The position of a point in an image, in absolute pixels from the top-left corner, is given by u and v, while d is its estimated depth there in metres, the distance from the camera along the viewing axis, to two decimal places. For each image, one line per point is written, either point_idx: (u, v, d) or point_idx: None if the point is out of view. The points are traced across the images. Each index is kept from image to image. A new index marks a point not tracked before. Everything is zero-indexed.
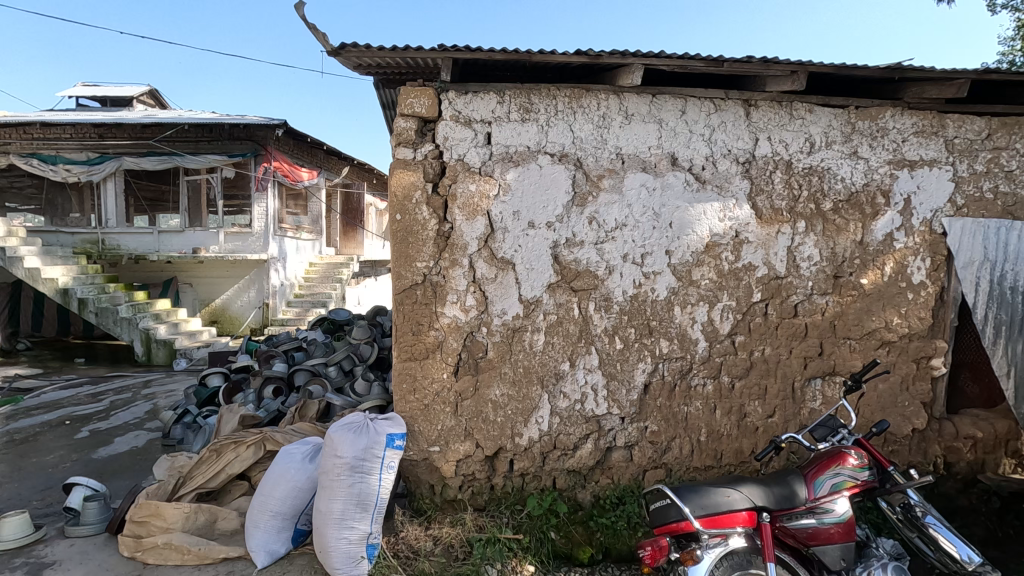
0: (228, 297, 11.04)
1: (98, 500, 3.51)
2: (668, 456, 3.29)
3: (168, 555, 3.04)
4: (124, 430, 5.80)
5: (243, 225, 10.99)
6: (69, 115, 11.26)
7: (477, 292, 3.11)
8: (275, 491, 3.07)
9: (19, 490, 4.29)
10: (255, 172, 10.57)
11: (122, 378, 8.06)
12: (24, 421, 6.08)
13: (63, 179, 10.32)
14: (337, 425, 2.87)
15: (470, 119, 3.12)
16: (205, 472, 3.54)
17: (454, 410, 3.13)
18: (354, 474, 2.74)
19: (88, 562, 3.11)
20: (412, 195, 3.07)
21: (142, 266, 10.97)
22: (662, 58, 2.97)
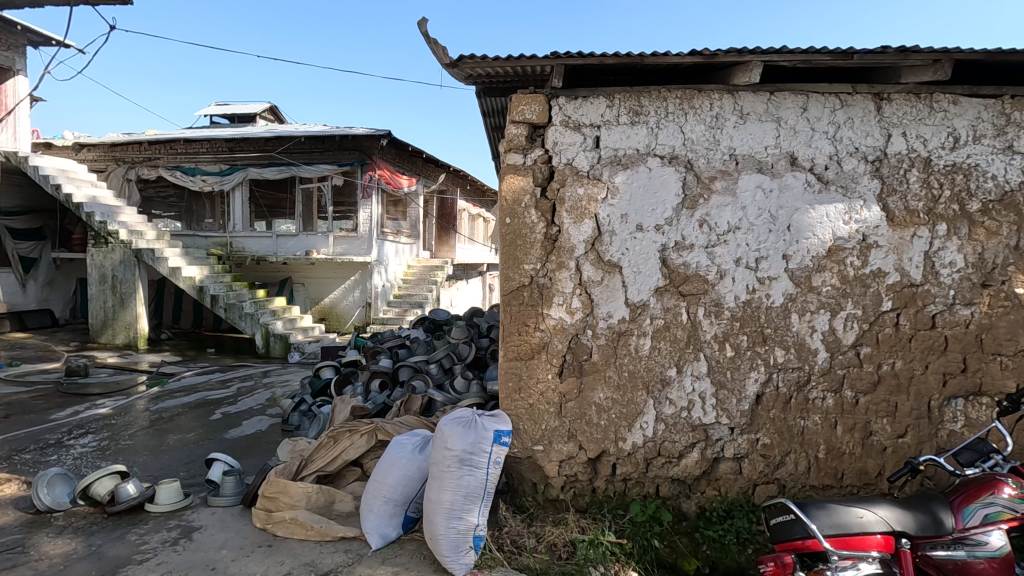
0: (335, 296, 11.87)
1: (234, 475, 3.93)
2: (781, 472, 3.13)
3: (295, 530, 3.33)
4: (250, 414, 6.43)
5: (349, 230, 11.79)
6: (204, 132, 12.65)
7: (583, 294, 3.13)
8: (387, 478, 3.26)
9: (168, 462, 4.89)
10: (361, 180, 11.35)
11: (246, 368, 8.92)
12: (169, 402, 6.90)
13: (200, 188, 11.62)
14: (448, 420, 3.01)
15: (580, 124, 3.15)
16: (325, 456, 3.84)
17: (558, 411, 3.17)
18: (463, 466, 2.86)
19: (228, 529, 3.48)
20: (521, 200, 3.15)
21: (262, 266, 12.08)
22: (784, 54, 2.84)
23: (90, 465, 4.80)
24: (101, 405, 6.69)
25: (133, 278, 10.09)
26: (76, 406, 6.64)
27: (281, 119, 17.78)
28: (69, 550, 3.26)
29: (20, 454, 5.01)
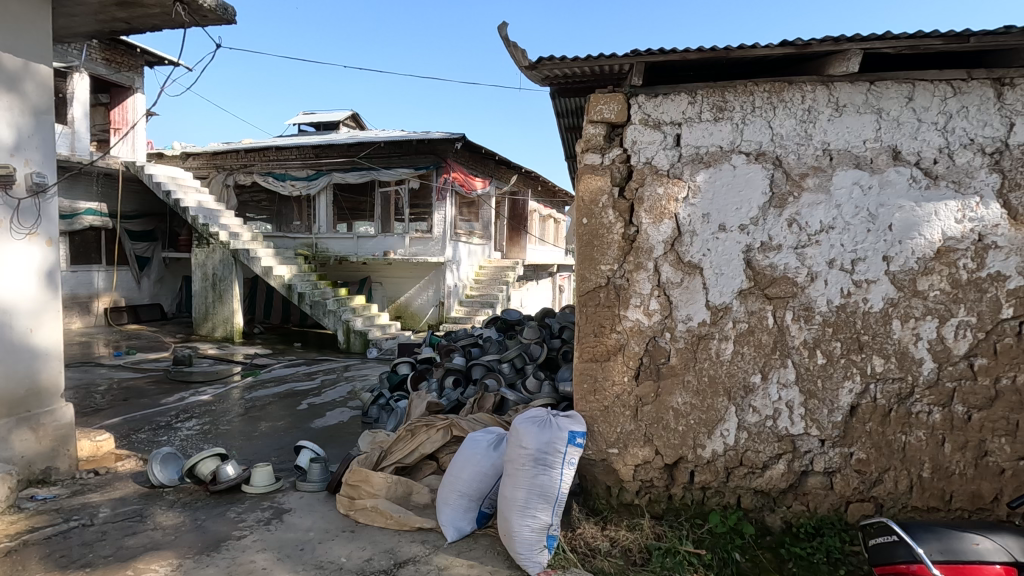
0: (411, 295, 12.28)
1: (320, 462, 4.17)
2: (877, 490, 2.92)
3: (375, 517, 3.49)
4: (333, 406, 6.79)
5: (425, 231, 12.18)
6: (294, 139, 13.50)
7: (661, 296, 3.06)
8: (463, 472, 3.34)
9: (261, 447, 5.26)
10: (437, 183, 11.70)
11: (329, 362, 9.43)
12: (261, 392, 7.43)
13: (288, 193, 12.42)
14: (523, 418, 3.05)
15: (660, 122, 3.09)
16: (403, 449, 3.99)
17: (634, 414, 3.11)
18: (537, 466, 2.89)
19: (315, 513, 3.70)
20: (599, 199, 3.13)
21: (344, 266, 12.72)
22: (887, 40, 2.65)
23: (195, 447, 5.25)
24: (203, 392, 7.31)
25: (230, 276, 10.94)
26: (183, 393, 7.29)
27: (362, 126, 18.65)
28: (178, 521, 3.59)
29: (137, 434, 5.58)
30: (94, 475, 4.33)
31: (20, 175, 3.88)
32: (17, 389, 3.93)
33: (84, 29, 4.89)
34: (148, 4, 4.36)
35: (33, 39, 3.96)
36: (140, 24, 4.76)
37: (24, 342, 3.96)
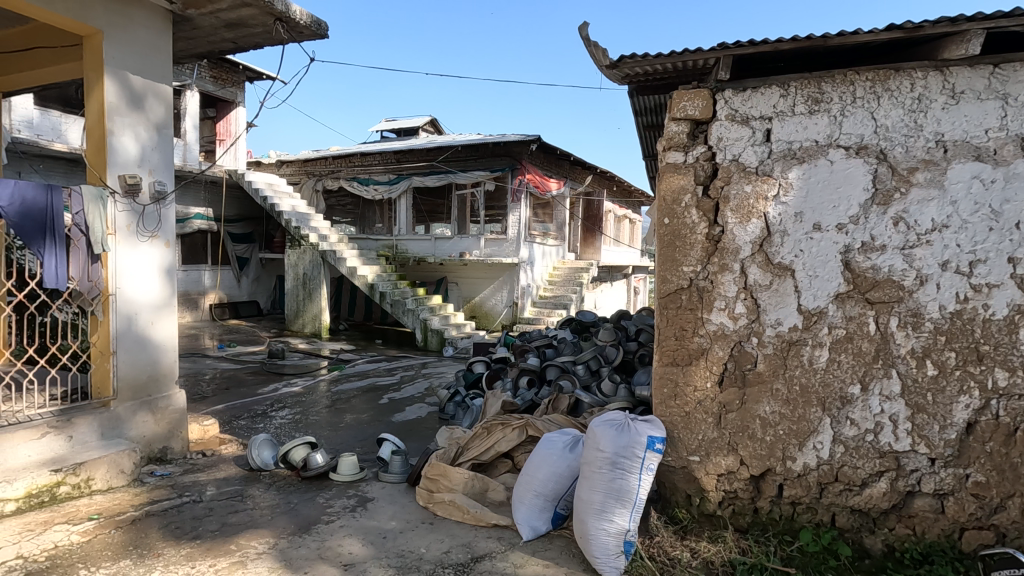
0: (485, 296, 12.47)
1: (401, 455, 4.34)
2: (998, 517, 2.63)
3: (453, 511, 3.59)
4: (411, 401, 7.05)
5: (499, 233, 12.35)
6: (377, 145, 14.13)
7: (748, 299, 2.93)
8: (538, 472, 3.36)
9: (346, 438, 5.56)
10: (512, 184, 11.84)
11: (408, 359, 9.79)
12: (346, 385, 7.85)
13: (371, 197, 12.93)
14: (599, 421, 3.02)
15: (747, 117, 2.95)
16: (479, 446, 4.07)
17: (717, 422, 2.99)
18: (614, 469, 2.85)
19: (396, 503, 3.85)
20: (681, 199, 3.04)
21: (422, 266, 13.16)
22: (1015, 18, 2.39)
23: (288, 435, 5.63)
24: (294, 384, 7.83)
25: (319, 276, 11.64)
26: (277, 383, 7.85)
27: (440, 130, 19.23)
28: (274, 503, 3.86)
29: (238, 420, 6.07)
30: (203, 456, 4.75)
31: (145, 184, 4.34)
32: (142, 376, 4.40)
33: (198, 51, 5.39)
34: (252, 24, 4.72)
35: (157, 62, 4.43)
36: (245, 43, 5.18)
37: (147, 333, 4.41)
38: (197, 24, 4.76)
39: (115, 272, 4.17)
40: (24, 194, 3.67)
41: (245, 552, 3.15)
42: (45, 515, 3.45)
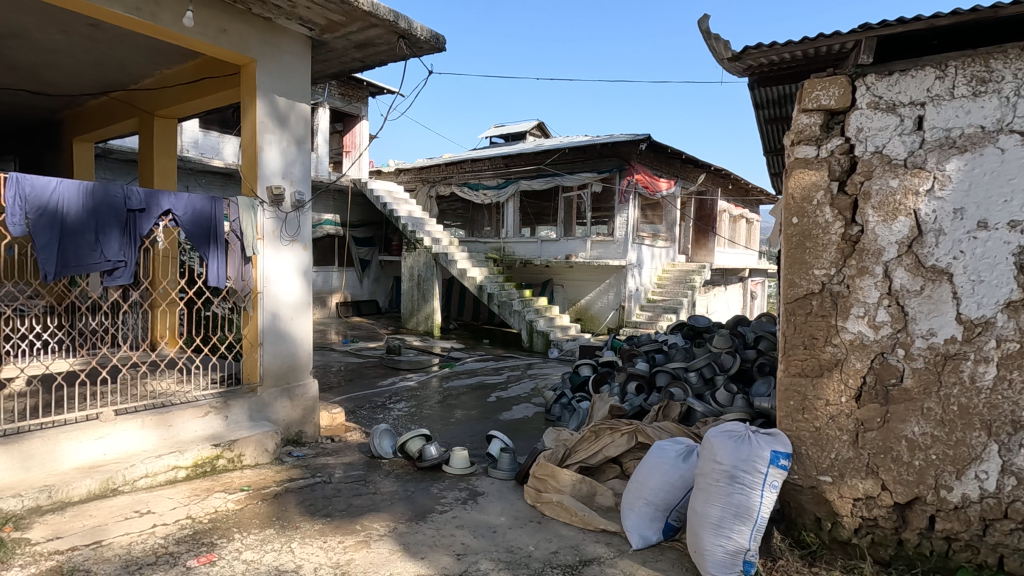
0: (591, 298, 12.37)
1: (509, 452, 4.44)
2: None
3: (561, 512, 3.61)
4: (518, 401, 7.20)
5: (607, 235, 12.21)
6: (486, 151, 14.48)
7: (893, 306, 2.67)
8: (649, 480, 3.27)
9: (457, 432, 5.80)
10: (620, 185, 11.64)
11: (514, 359, 9.99)
12: (456, 383, 8.19)
13: (481, 201, 13.47)
14: (718, 431, 2.87)
15: (895, 104, 2.70)
16: (587, 449, 4.05)
17: (853, 440, 2.74)
18: (733, 483, 2.69)
19: (505, 500, 3.95)
20: (813, 196, 2.85)
21: (528, 268, 13.36)
22: None
23: (405, 426, 5.99)
24: (410, 378, 8.32)
25: (432, 278, 12.26)
26: (394, 377, 8.40)
27: (547, 134, 19.42)
28: (393, 490, 4.13)
29: (361, 410, 6.57)
30: (331, 441, 5.20)
31: (287, 195, 4.84)
32: (283, 366, 4.91)
33: (332, 71, 5.92)
34: (379, 43, 5.08)
35: (300, 83, 4.94)
36: (372, 61, 5.58)
37: (287, 327, 4.91)
38: (332, 47, 5.23)
39: (263, 273, 4.70)
40: (194, 204, 4.27)
41: (369, 532, 3.41)
42: (207, 483, 3.97)
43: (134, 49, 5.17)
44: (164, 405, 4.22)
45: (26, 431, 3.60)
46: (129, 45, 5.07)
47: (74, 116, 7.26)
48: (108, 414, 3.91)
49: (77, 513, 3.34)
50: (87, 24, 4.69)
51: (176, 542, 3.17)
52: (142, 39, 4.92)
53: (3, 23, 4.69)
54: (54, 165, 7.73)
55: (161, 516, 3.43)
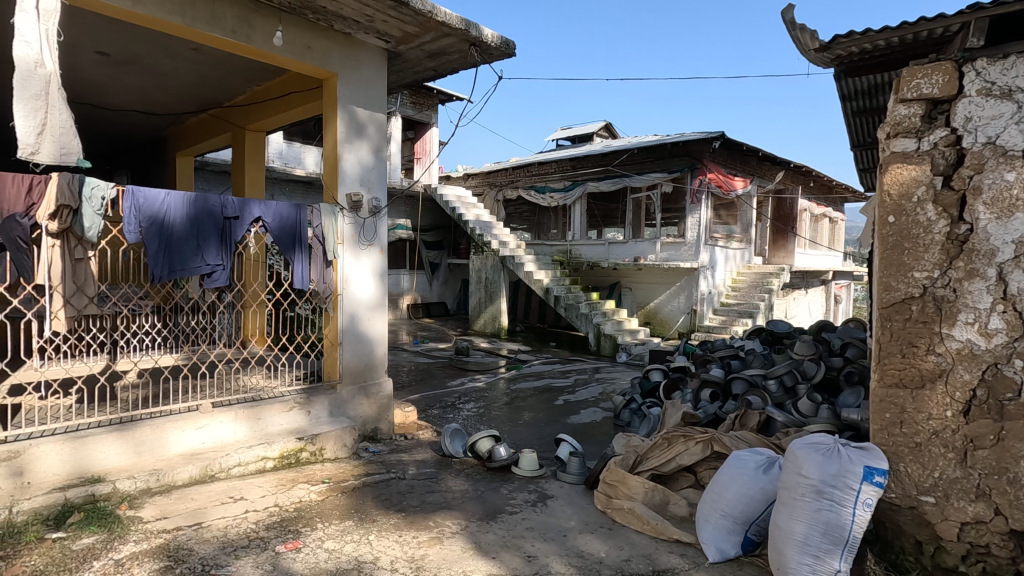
0: (660, 302, 12.05)
1: (579, 457, 4.41)
2: None
3: (632, 520, 3.54)
4: (586, 405, 7.13)
5: (677, 236, 11.87)
6: (553, 154, 14.45)
7: (1008, 312, 2.44)
8: (727, 491, 3.14)
9: (526, 434, 5.83)
10: (691, 185, 11.27)
11: (581, 362, 9.91)
12: (524, 385, 8.23)
13: (547, 204, 13.33)
14: (804, 443, 2.71)
15: (1011, 90, 2.47)
16: (660, 456, 3.94)
17: (961, 459, 2.52)
18: (822, 499, 2.54)
19: (574, 504, 3.93)
20: (913, 193, 2.65)
21: (596, 271, 13.22)
22: None
23: (474, 426, 6.10)
24: (478, 380, 8.44)
25: (499, 281, 12.41)
26: (463, 378, 8.56)
27: (614, 135, 19.15)
28: (464, 489, 4.20)
29: (432, 409, 6.75)
30: (404, 439, 5.37)
31: (365, 201, 5.06)
32: (360, 365, 5.12)
33: (406, 81, 6.13)
34: (451, 52, 5.21)
35: (378, 94, 5.16)
36: (444, 70, 5.73)
37: (364, 328, 5.13)
38: (406, 58, 5.42)
39: (343, 275, 4.93)
40: (281, 212, 4.56)
41: (441, 529, 3.49)
42: (292, 474, 4.21)
43: (230, 68, 5.60)
44: (254, 400, 4.52)
45: (138, 419, 3.96)
46: (226, 65, 5.49)
47: (177, 133, 7.94)
48: (207, 406, 4.24)
49: (180, 496, 3.64)
50: (190, 48, 5.12)
51: (266, 528, 3.39)
52: (236, 59, 5.32)
53: (121, 51, 5.21)
54: (161, 178, 8.48)
55: (252, 503, 3.68)
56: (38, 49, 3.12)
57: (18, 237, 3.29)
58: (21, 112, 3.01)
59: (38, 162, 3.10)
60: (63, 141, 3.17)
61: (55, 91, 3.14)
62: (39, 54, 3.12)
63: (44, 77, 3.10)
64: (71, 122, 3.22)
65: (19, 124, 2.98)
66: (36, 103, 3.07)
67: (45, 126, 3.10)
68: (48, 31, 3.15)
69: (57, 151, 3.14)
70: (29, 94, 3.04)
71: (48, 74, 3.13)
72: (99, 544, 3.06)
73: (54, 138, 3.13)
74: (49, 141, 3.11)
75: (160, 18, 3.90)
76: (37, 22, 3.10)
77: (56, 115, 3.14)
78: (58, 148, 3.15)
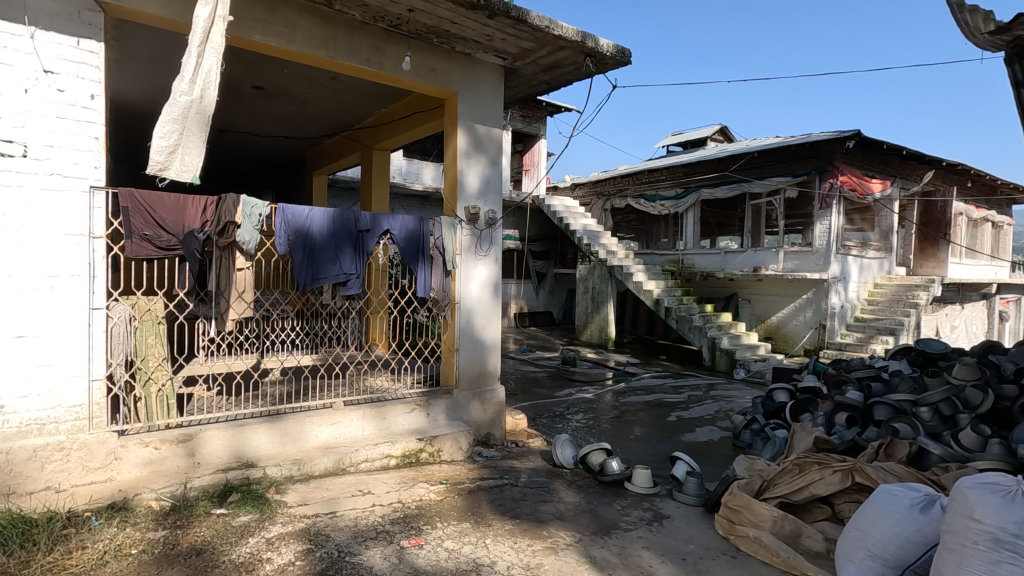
0: (784, 315, 11.17)
1: (697, 477, 4.20)
2: None
3: (759, 550, 3.29)
4: (701, 422, 6.78)
5: (804, 244, 10.97)
6: (664, 161, 13.96)
7: None
8: (874, 529, 2.82)
9: (638, 450, 5.66)
10: (820, 190, 10.37)
11: (695, 377, 9.46)
12: (633, 398, 8.01)
13: (657, 213, 13.02)
14: (972, 482, 2.38)
15: None
16: (790, 483, 3.63)
17: None
18: (1001, 550, 2.20)
19: (693, 527, 3.75)
20: None
21: (710, 282, 12.58)
22: None
23: (584, 438, 6.05)
24: (586, 390, 8.36)
25: (607, 291, 12.21)
26: (570, 388, 8.52)
27: (730, 139, 18.19)
28: (576, 501, 4.18)
29: (541, 417, 6.80)
30: (516, 446, 5.46)
31: (482, 213, 5.25)
32: (475, 371, 5.29)
33: (520, 95, 6.28)
34: (565, 64, 5.26)
35: (494, 110, 5.35)
36: (558, 82, 5.80)
37: (480, 335, 5.31)
38: (522, 73, 5.56)
39: (460, 284, 5.15)
40: (408, 224, 4.84)
41: (556, 540, 3.49)
42: (413, 472, 4.44)
43: (362, 93, 6.10)
44: (380, 401, 4.84)
45: (282, 413, 4.41)
46: (358, 91, 5.98)
47: (315, 154, 8.78)
48: (340, 405, 4.62)
49: (318, 485, 3.99)
50: (329, 77, 5.65)
51: (391, 522, 3.60)
52: (368, 84, 5.78)
53: (273, 83, 5.88)
54: (300, 196, 9.42)
55: (378, 497, 3.94)
56: (189, 81, 3.38)
57: (195, 249, 3.80)
58: (159, 131, 3.36)
59: (163, 174, 3.44)
60: (187, 160, 3.46)
61: (192, 117, 3.43)
62: (188, 82, 3.38)
63: (181, 105, 3.37)
64: (201, 145, 3.52)
65: (153, 143, 3.32)
66: (172, 125, 3.39)
67: (177, 146, 3.43)
68: (205, 66, 3.42)
69: (181, 167, 3.46)
70: (168, 117, 3.36)
71: (189, 102, 3.40)
72: (253, 522, 3.43)
73: (181, 157, 3.45)
74: (176, 159, 3.43)
75: (308, 53, 4.33)
76: (195, 57, 3.36)
77: (187, 136, 3.46)
78: (181, 165, 3.45)
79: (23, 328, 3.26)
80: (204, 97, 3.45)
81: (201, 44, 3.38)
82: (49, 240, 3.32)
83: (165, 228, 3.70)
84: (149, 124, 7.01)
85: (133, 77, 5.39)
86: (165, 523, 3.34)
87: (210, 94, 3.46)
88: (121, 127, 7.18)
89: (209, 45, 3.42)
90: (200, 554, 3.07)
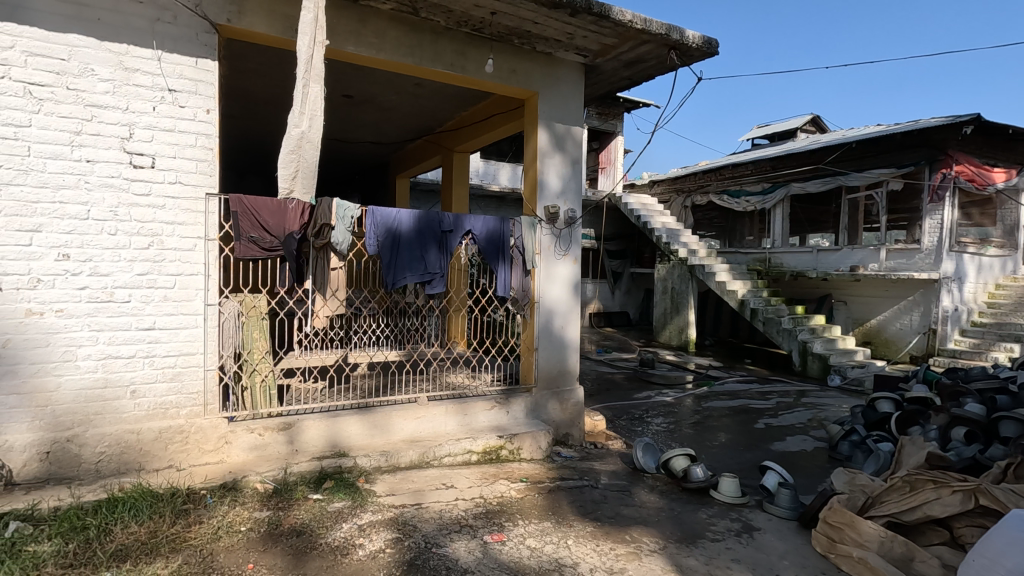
0: (885, 319, 10.27)
1: (790, 489, 3.95)
2: None
3: (864, 571, 3.05)
4: (792, 431, 6.38)
5: (909, 241, 10.06)
6: (749, 155, 13.23)
7: None
8: (1004, 558, 2.52)
9: (723, 457, 5.42)
10: (930, 181, 9.46)
11: (784, 383, 8.92)
12: (717, 403, 7.68)
13: (742, 209, 12.33)
14: None
15: None
16: (899, 501, 3.34)
17: None
18: None
19: (787, 541, 3.54)
20: None
21: (800, 282, 11.82)
22: None
23: (664, 442, 5.87)
24: (666, 394, 8.11)
25: (687, 291, 11.80)
26: (649, 391, 8.30)
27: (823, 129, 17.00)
28: (659, 505, 4.06)
29: (620, 420, 6.69)
30: (595, 447, 5.39)
31: (561, 212, 5.23)
32: (554, 370, 5.28)
33: (600, 93, 6.20)
34: (648, 59, 5.13)
35: (574, 110, 5.32)
36: (640, 77, 5.68)
37: (559, 335, 5.29)
38: (603, 69, 5.49)
39: (540, 283, 5.16)
40: (489, 224, 4.90)
41: (639, 545, 3.41)
42: (494, 469, 4.51)
43: (444, 97, 6.27)
44: (461, 396, 4.94)
45: (372, 405, 4.61)
46: (440, 95, 6.16)
47: (398, 159, 9.14)
48: (424, 399, 4.76)
49: (404, 477, 4.14)
50: (413, 83, 5.86)
51: (474, 516, 3.67)
52: (449, 88, 5.94)
53: (361, 92, 6.18)
54: (384, 198, 9.84)
55: (461, 491, 4.03)
56: (300, 114, 3.70)
57: (295, 250, 4.07)
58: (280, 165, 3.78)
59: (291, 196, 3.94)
60: (306, 184, 3.89)
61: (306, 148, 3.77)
62: (300, 117, 3.70)
63: (295, 138, 3.69)
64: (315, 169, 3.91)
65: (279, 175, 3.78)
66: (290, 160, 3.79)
67: (296, 174, 3.86)
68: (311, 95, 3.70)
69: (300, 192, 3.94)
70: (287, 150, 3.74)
71: (302, 134, 3.71)
72: (347, 509, 3.62)
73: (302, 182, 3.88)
74: (299, 183, 3.89)
75: (395, 60, 4.50)
76: (304, 89, 3.66)
77: (303, 162, 3.84)
78: (303, 187, 3.91)
79: (152, 321, 3.63)
80: (310, 126, 3.74)
81: (310, 75, 3.67)
82: (172, 243, 3.67)
83: (269, 231, 3.98)
84: (251, 134, 7.60)
85: (239, 92, 5.86)
86: (269, 504, 3.60)
87: (314, 121, 3.75)
88: (228, 138, 7.83)
89: (313, 74, 3.68)
90: (300, 535, 3.28)
